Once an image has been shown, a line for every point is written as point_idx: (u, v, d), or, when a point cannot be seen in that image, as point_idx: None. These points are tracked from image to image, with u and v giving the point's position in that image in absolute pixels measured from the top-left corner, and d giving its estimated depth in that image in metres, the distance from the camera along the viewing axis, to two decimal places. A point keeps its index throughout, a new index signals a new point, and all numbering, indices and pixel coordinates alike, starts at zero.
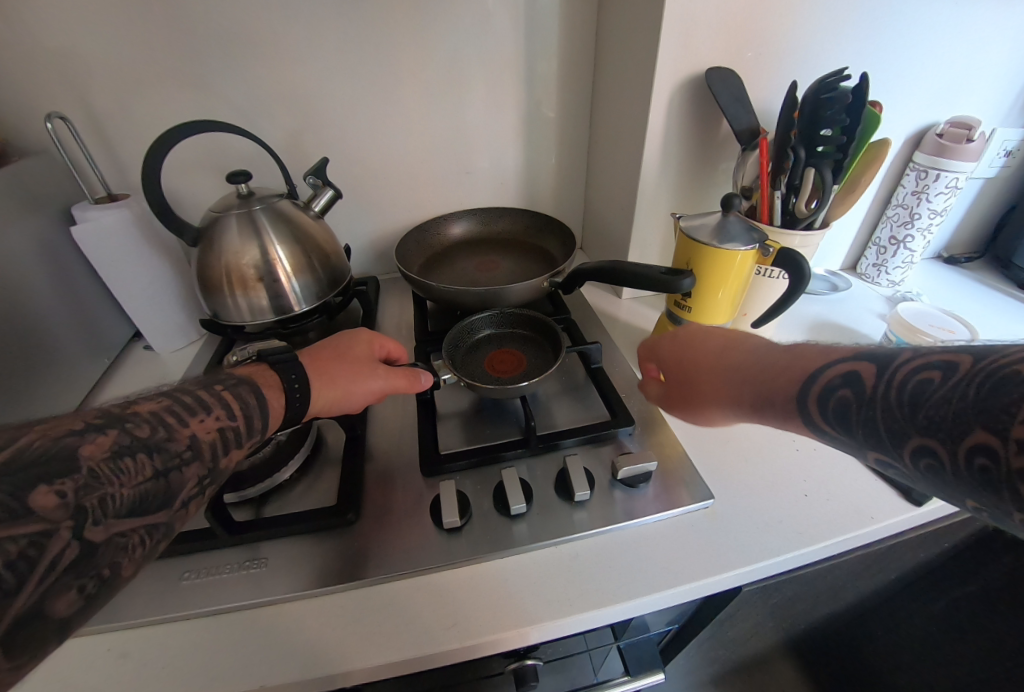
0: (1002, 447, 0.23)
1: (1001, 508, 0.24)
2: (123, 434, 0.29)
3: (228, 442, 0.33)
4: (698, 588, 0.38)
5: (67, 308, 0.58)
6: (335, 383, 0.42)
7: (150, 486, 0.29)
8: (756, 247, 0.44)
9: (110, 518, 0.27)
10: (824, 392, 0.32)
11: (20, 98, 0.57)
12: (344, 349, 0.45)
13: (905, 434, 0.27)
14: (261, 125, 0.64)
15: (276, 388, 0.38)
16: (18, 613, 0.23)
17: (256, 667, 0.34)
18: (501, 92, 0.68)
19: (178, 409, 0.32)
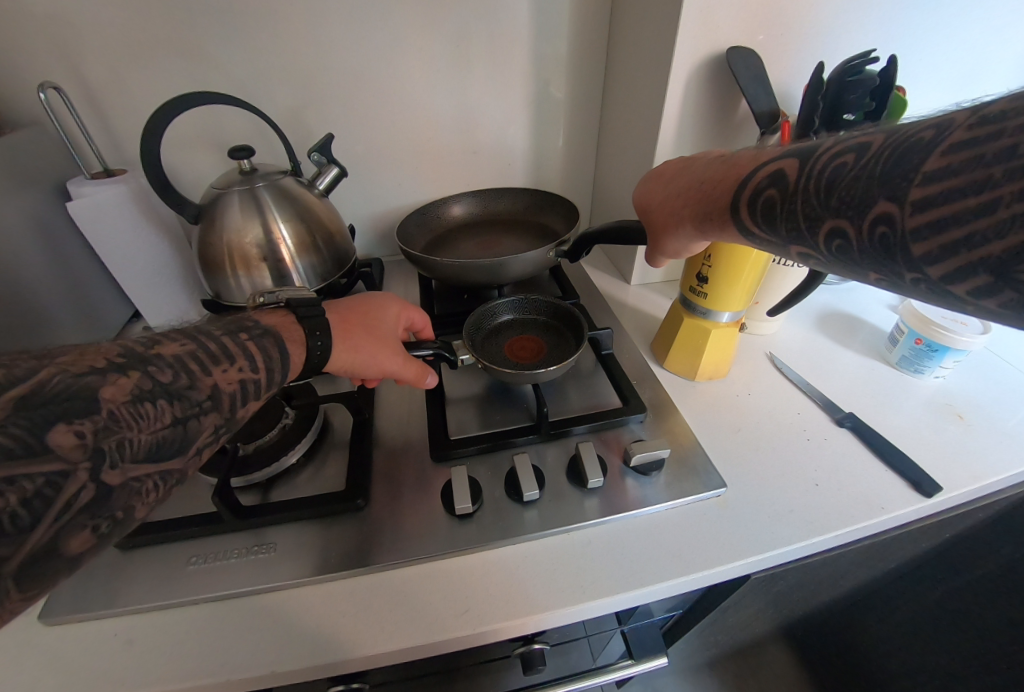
0: (897, 211, 0.24)
1: (896, 272, 0.26)
2: (145, 377, 0.28)
3: (248, 394, 0.32)
4: (711, 576, 0.38)
5: (61, 287, 0.56)
6: (358, 346, 0.41)
7: (169, 432, 0.28)
8: None
9: (127, 462, 0.27)
10: (753, 194, 0.32)
11: (11, 67, 0.54)
12: (371, 315, 0.44)
13: (820, 220, 0.28)
14: (262, 99, 0.61)
15: (299, 343, 0.37)
16: (34, 547, 0.24)
17: (266, 652, 0.34)
18: (511, 69, 0.65)
19: (202, 355, 0.31)
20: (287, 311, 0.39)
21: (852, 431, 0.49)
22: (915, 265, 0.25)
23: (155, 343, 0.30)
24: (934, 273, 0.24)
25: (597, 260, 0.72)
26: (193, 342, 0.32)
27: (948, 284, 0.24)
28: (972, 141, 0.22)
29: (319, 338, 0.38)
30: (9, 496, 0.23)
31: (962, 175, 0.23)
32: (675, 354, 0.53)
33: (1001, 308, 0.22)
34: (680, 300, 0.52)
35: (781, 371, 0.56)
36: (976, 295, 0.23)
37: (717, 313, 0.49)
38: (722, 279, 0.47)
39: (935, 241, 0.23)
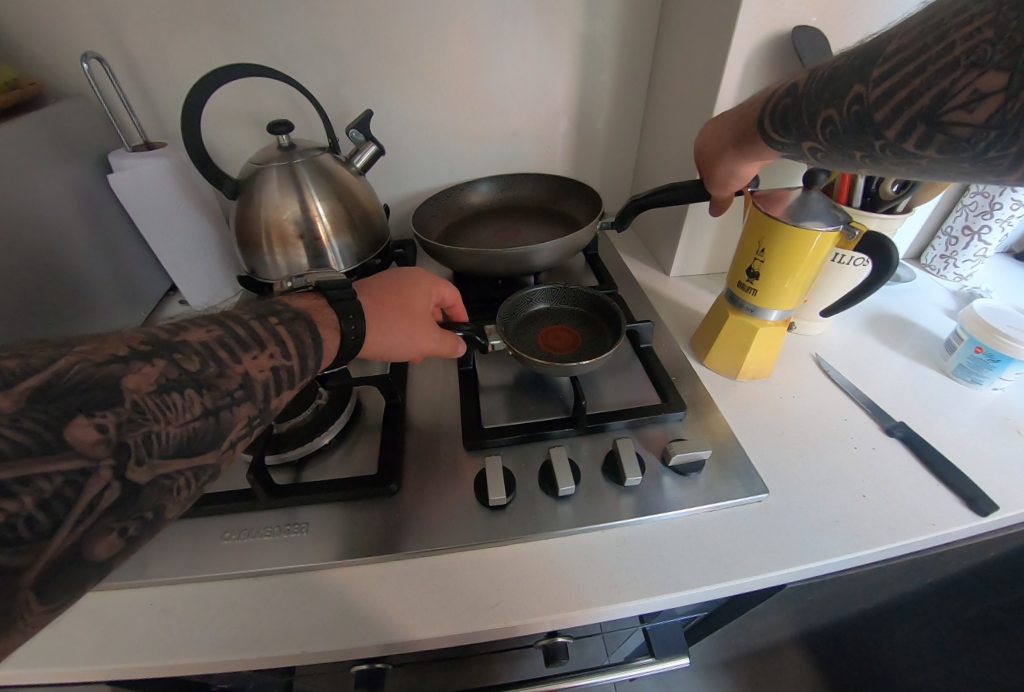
0: (865, 90, 0.30)
1: (867, 143, 0.31)
2: (171, 366, 0.27)
3: (280, 382, 0.32)
4: (751, 585, 0.36)
5: (101, 258, 0.57)
6: (388, 331, 0.41)
7: (198, 425, 0.28)
8: (839, 227, 0.40)
9: (154, 457, 0.26)
10: (773, 109, 0.38)
11: (56, 36, 0.54)
12: (405, 294, 0.43)
13: (814, 110, 0.34)
14: (302, 74, 0.60)
15: (333, 328, 0.36)
16: (56, 553, 0.23)
17: (296, 632, 0.34)
18: (555, 46, 0.63)
19: (230, 341, 0.30)
20: (318, 294, 0.38)
21: (903, 441, 0.46)
22: (879, 131, 0.30)
23: (180, 330, 0.29)
24: (891, 134, 0.30)
25: (635, 250, 0.70)
26: (220, 328, 0.31)
27: (903, 141, 0.30)
28: (915, 30, 0.28)
29: (352, 324, 0.37)
30: (26, 499, 0.22)
31: (905, 53, 0.28)
32: (716, 351, 0.51)
33: (940, 151, 0.28)
34: (727, 294, 0.50)
35: (827, 374, 0.53)
36: (919, 145, 0.29)
37: (766, 310, 0.46)
38: (773, 275, 0.44)
39: (889, 105, 0.29)
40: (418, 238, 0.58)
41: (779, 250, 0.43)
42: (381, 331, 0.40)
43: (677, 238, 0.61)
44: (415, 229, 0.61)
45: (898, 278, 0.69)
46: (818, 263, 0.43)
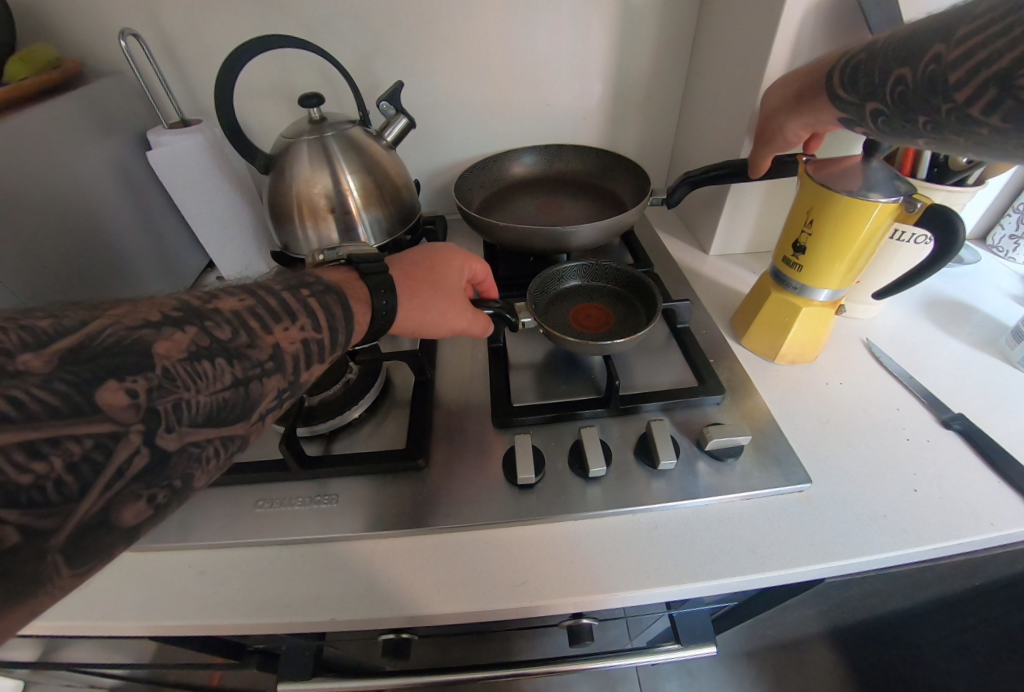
0: (945, 50, 0.28)
1: (936, 107, 0.29)
2: (202, 333, 0.27)
3: (310, 355, 0.32)
4: (787, 577, 0.35)
5: (140, 232, 0.58)
6: (420, 307, 0.40)
7: (228, 395, 0.28)
8: (900, 199, 0.37)
9: (184, 425, 0.26)
10: (844, 66, 0.36)
11: (95, 11, 0.55)
12: (436, 270, 0.43)
13: (889, 71, 0.32)
14: (332, 46, 0.59)
15: (364, 303, 0.36)
16: (84, 517, 0.23)
17: (325, 598, 0.34)
18: (592, 12, 0.59)
19: (261, 312, 0.30)
20: (349, 268, 0.38)
21: (961, 434, 0.43)
22: (949, 93, 0.28)
23: (213, 299, 0.30)
24: (960, 97, 0.27)
25: (673, 227, 0.67)
26: (252, 297, 0.31)
27: (970, 107, 0.27)
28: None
29: (384, 297, 0.37)
30: (56, 460, 0.22)
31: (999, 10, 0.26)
32: (756, 332, 0.49)
33: (1005, 121, 0.26)
34: (771, 272, 0.47)
35: (878, 360, 0.50)
36: (984, 110, 0.27)
37: (814, 290, 0.44)
38: (827, 251, 0.41)
39: (964, 67, 0.27)
40: (458, 209, 0.56)
41: (831, 226, 0.40)
42: (411, 307, 0.40)
43: (719, 213, 0.58)
44: (459, 197, 0.58)
45: (960, 261, 0.64)
46: (874, 240, 0.40)
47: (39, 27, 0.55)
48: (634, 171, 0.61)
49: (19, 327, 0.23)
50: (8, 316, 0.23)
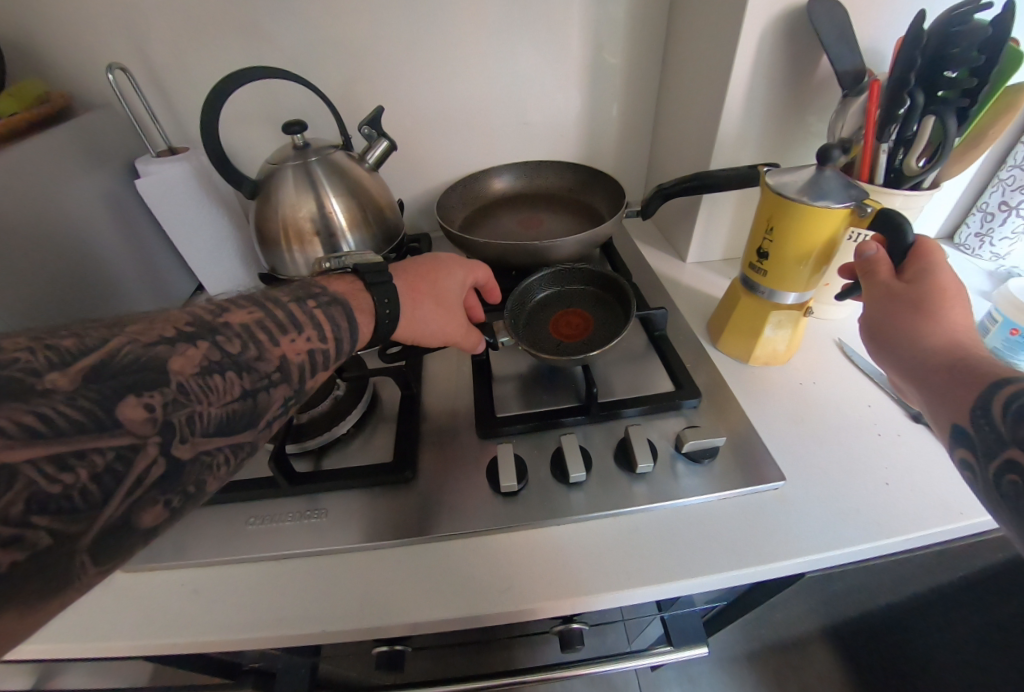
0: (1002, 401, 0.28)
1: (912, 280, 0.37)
2: (213, 349, 0.29)
3: (315, 365, 0.33)
4: (765, 572, 0.36)
5: (130, 259, 0.60)
6: (417, 316, 0.41)
7: (238, 406, 0.29)
8: (851, 205, 0.39)
9: (197, 435, 0.27)
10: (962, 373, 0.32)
11: (85, 48, 0.57)
12: (437, 282, 0.44)
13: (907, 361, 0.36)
14: (315, 74, 0.62)
15: (367, 313, 0.37)
16: (109, 520, 0.24)
17: (318, 611, 0.35)
18: (564, 36, 0.62)
19: (269, 324, 0.31)
20: (355, 278, 0.39)
21: (931, 427, 0.44)
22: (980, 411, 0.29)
23: (223, 312, 0.31)
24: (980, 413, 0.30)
25: (651, 237, 0.68)
26: (261, 310, 0.32)
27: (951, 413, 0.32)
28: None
29: (387, 309, 0.38)
30: (82, 472, 0.23)
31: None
32: (731, 335, 0.51)
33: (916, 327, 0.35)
34: (740, 278, 0.49)
35: (850, 359, 0.51)
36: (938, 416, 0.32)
37: (781, 293, 0.45)
38: (791, 256, 0.43)
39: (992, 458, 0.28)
40: (439, 227, 0.58)
41: (792, 231, 0.42)
42: (412, 319, 0.41)
43: (694, 223, 0.60)
44: (440, 215, 0.60)
45: None
46: (834, 242, 0.42)
47: (29, 65, 0.57)
48: (610, 184, 0.63)
49: (46, 347, 0.25)
50: (37, 338, 0.25)
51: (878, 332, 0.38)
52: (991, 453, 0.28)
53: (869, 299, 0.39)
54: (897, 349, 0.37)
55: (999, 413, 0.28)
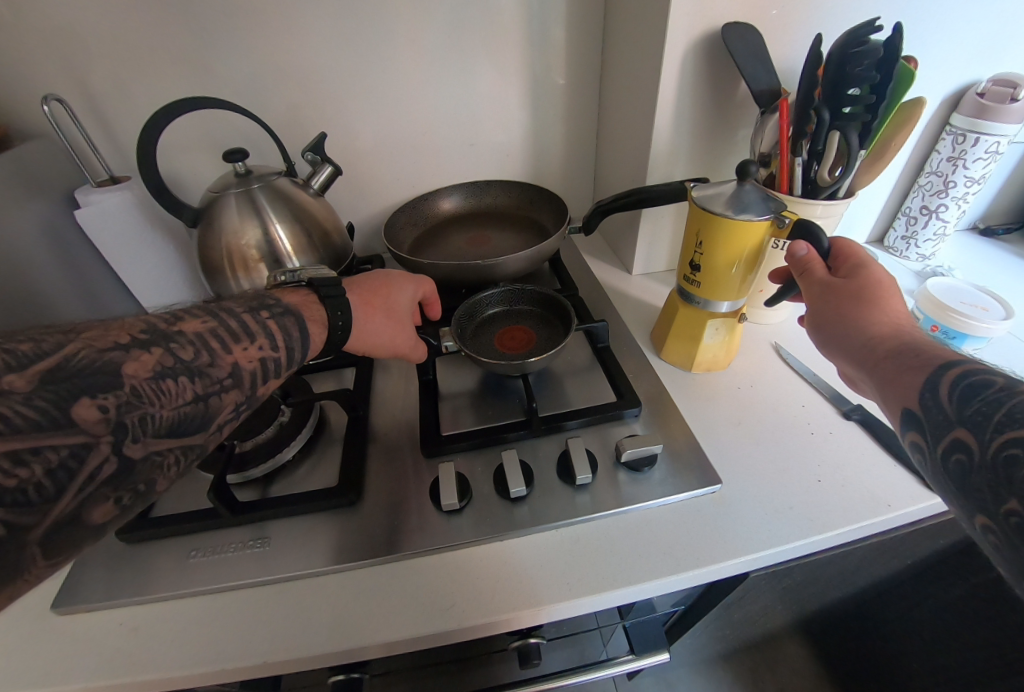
0: (949, 379, 0.30)
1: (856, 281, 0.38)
2: (168, 354, 0.28)
3: (267, 373, 0.33)
4: (703, 575, 0.37)
5: (69, 290, 0.58)
6: (366, 329, 0.42)
7: (190, 408, 0.29)
8: (772, 216, 0.41)
9: (149, 436, 0.27)
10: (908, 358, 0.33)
11: (18, 78, 0.56)
12: (393, 299, 0.45)
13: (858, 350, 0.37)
14: (258, 101, 0.62)
15: (320, 322, 0.38)
16: (58, 515, 0.24)
17: (260, 642, 0.35)
18: (505, 58, 0.64)
19: (224, 332, 0.31)
20: (310, 291, 0.39)
21: (860, 424, 0.47)
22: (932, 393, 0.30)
23: (177, 320, 0.31)
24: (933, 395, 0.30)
25: (600, 251, 0.70)
26: (215, 319, 0.32)
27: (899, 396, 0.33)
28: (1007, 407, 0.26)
29: (340, 320, 0.39)
30: (35, 468, 0.23)
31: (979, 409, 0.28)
32: (675, 345, 0.52)
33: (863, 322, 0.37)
34: (677, 290, 0.50)
35: (786, 361, 0.54)
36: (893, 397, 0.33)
37: (716, 303, 0.47)
38: (719, 266, 0.45)
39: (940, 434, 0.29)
40: (387, 249, 0.59)
41: (721, 244, 0.43)
42: (362, 331, 0.42)
43: (636, 236, 0.62)
44: (387, 239, 0.60)
45: None
46: (760, 250, 0.44)
47: None
48: (555, 201, 0.64)
49: (2, 348, 0.24)
50: None
51: (826, 328, 0.39)
52: (940, 434, 0.29)
53: (811, 298, 0.40)
54: (845, 338, 0.37)
55: (947, 392, 0.29)
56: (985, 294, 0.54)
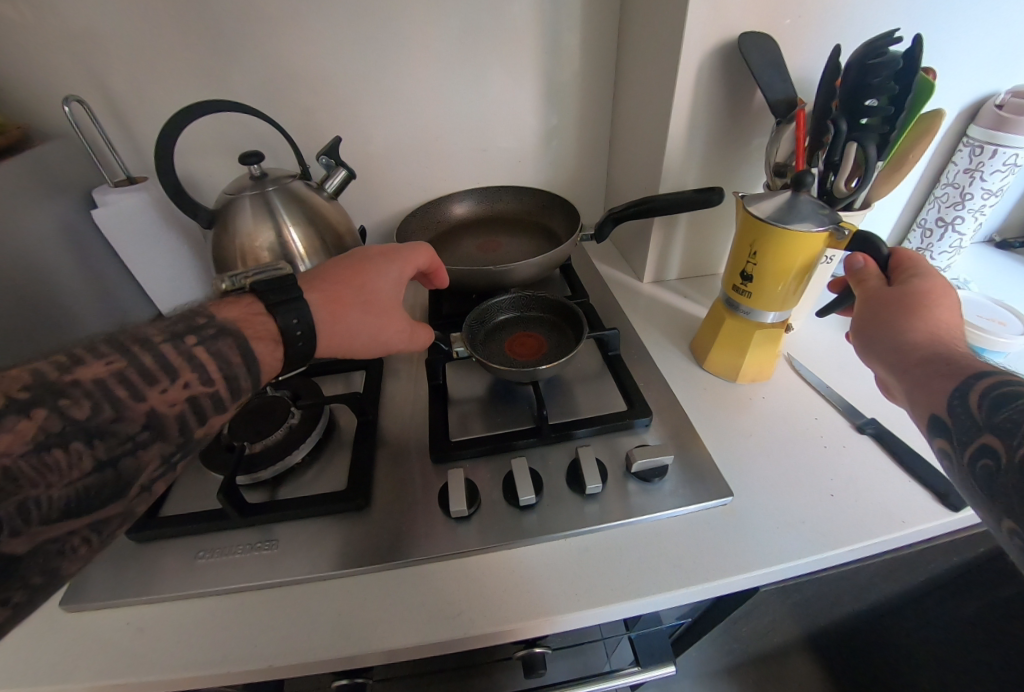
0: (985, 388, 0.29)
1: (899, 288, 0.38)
2: (53, 418, 0.26)
3: (196, 417, 0.31)
4: (712, 588, 0.36)
5: (89, 290, 0.59)
6: (344, 333, 0.40)
7: (93, 478, 0.28)
8: (828, 228, 0.41)
9: (34, 524, 0.26)
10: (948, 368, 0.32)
11: (40, 79, 0.57)
12: (368, 289, 0.42)
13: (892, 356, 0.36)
14: (274, 104, 0.63)
15: (268, 340, 0.35)
16: None
17: (266, 644, 0.35)
18: (519, 65, 0.64)
19: (133, 376, 0.29)
20: (255, 300, 0.36)
21: (875, 437, 0.46)
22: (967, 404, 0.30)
23: (75, 366, 0.28)
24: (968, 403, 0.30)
25: (610, 258, 0.70)
26: (125, 357, 0.29)
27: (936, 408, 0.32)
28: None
29: (299, 333, 0.36)
30: None
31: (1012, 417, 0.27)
32: (717, 355, 0.52)
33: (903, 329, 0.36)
34: (723, 299, 0.50)
35: (800, 372, 0.53)
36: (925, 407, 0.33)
37: (761, 313, 0.47)
38: (769, 279, 0.45)
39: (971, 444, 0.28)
40: None
41: (775, 255, 0.43)
42: (340, 336, 0.40)
43: (648, 244, 0.61)
44: (399, 242, 0.60)
45: None
46: (813, 263, 0.44)
47: None
48: (567, 208, 0.64)
49: None
50: None
51: (865, 331, 0.39)
52: (966, 440, 0.29)
53: (859, 303, 0.41)
54: (880, 344, 0.37)
55: (976, 399, 0.29)
56: (1002, 307, 0.53)
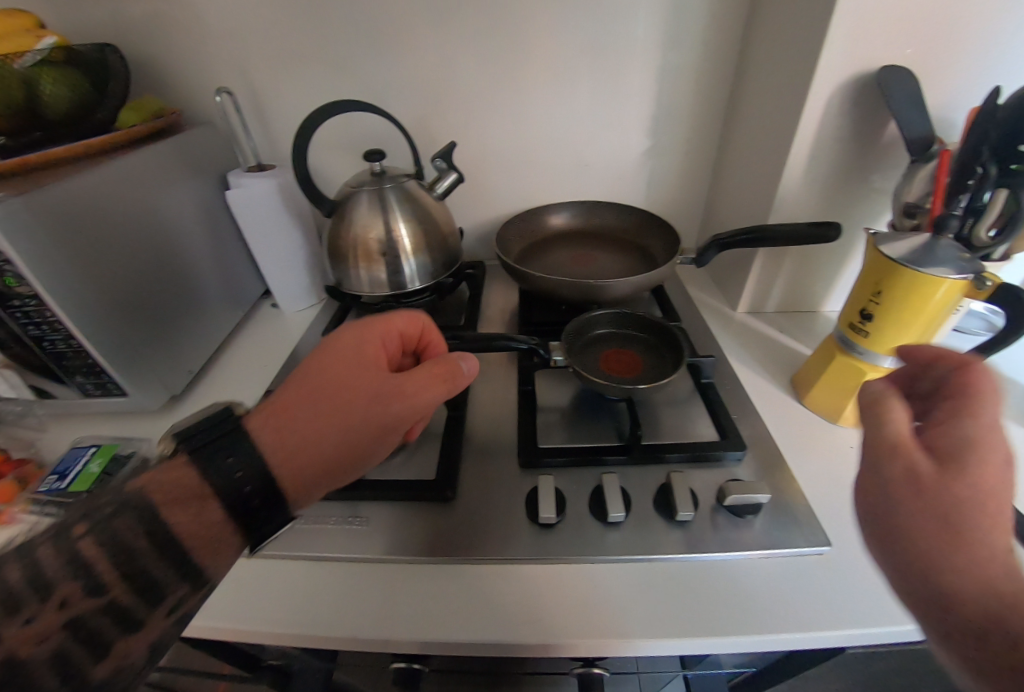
0: None
1: None
2: (69, 587, 0.26)
3: (127, 620, 0.27)
4: (803, 642, 0.34)
5: (214, 262, 0.65)
6: (363, 437, 0.33)
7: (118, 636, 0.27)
8: (967, 277, 0.38)
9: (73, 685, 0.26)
10: None
11: (200, 72, 0.64)
12: (336, 374, 0.34)
13: None
14: (394, 107, 0.67)
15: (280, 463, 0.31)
16: None
17: (352, 616, 0.36)
18: (631, 84, 0.65)
19: (149, 521, 0.28)
20: (255, 420, 0.32)
21: None
22: None
23: (89, 520, 0.28)
24: None
25: (703, 284, 0.69)
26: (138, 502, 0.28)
27: None
28: None
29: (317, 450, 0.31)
30: None
31: None
32: (819, 394, 0.49)
33: None
34: (836, 338, 0.48)
35: None
36: None
37: (879, 355, 0.44)
38: (892, 323, 0.42)
39: None
40: (498, 257, 0.60)
41: (902, 297, 0.41)
42: (357, 444, 0.33)
43: (749, 274, 0.60)
44: (499, 247, 0.62)
45: None
46: (945, 311, 0.41)
47: (149, 83, 0.64)
48: (666, 229, 0.64)
49: None
50: None
51: None
52: None
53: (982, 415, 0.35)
54: None
55: None
56: None
